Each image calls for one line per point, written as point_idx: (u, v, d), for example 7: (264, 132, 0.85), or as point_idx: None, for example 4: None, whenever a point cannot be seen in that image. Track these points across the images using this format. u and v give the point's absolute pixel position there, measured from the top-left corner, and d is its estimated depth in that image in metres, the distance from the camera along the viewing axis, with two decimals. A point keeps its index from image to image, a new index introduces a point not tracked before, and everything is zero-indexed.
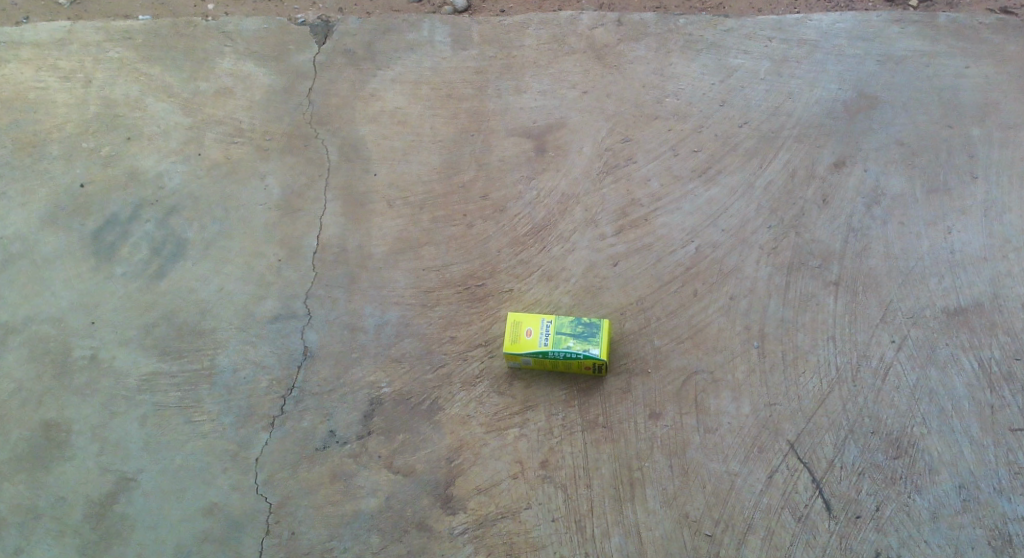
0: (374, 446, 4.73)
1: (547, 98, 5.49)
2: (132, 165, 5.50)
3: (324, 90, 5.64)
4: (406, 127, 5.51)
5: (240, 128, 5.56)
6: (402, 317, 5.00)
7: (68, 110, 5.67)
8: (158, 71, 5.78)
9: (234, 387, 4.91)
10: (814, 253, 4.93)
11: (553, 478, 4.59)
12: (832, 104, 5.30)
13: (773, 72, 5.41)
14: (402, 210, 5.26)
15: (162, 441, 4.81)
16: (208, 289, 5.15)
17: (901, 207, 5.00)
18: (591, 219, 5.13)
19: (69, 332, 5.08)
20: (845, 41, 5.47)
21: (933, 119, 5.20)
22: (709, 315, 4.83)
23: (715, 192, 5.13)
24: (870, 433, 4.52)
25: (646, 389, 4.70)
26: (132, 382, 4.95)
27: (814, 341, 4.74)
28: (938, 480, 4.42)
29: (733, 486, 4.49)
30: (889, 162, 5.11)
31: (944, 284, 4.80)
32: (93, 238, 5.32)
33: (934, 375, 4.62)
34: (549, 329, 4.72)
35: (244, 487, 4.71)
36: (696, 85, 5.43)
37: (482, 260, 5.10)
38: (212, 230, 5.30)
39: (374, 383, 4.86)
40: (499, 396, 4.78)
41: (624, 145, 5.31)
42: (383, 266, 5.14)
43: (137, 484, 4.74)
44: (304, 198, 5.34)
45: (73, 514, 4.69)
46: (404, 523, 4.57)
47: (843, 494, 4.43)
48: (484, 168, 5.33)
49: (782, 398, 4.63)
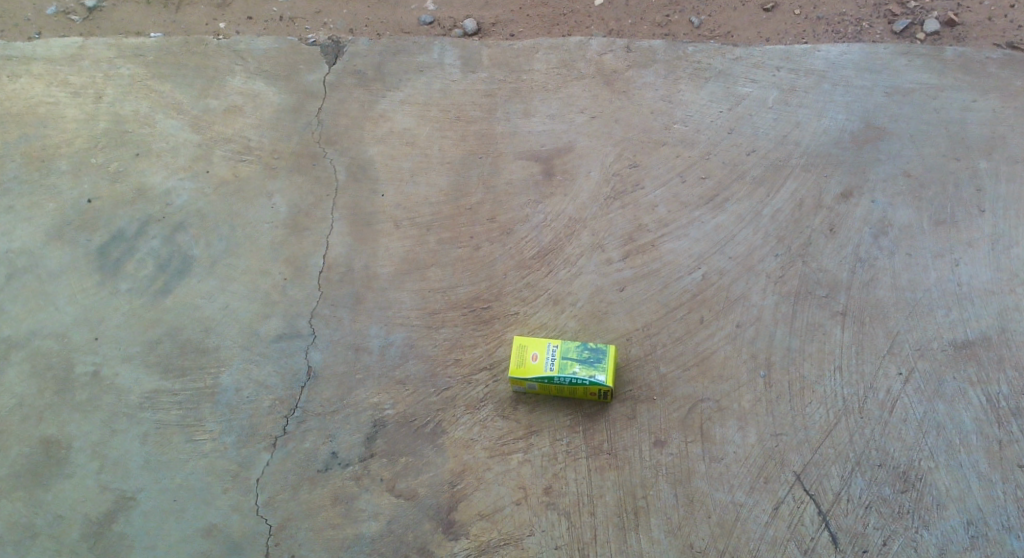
0: (376, 469, 4.69)
1: (555, 122, 5.50)
2: (140, 182, 5.48)
3: (334, 109, 5.65)
4: (415, 148, 5.51)
5: (249, 146, 5.56)
6: (407, 339, 4.98)
7: (77, 126, 5.67)
8: (168, 88, 5.79)
9: (237, 406, 4.88)
10: (821, 282, 4.93)
11: (556, 505, 4.55)
12: (840, 134, 5.31)
13: (781, 101, 5.44)
14: (409, 231, 5.26)
15: (162, 460, 4.77)
16: (212, 307, 5.13)
17: (908, 238, 5.01)
18: (598, 244, 5.13)
19: (72, 348, 5.05)
20: (853, 72, 5.50)
21: (941, 151, 5.22)
22: (716, 343, 4.82)
23: (723, 220, 5.13)
24: (877, 465, 4.50)
25: (650, 416, 4.69)
26: (133, 400, 4.91)
27: (820, 371, 4.73)
28: (946, 516, 4.38)
29: (739, 516, 4.45)
30: (896, 194, 5.12)
31: (952, 317, 4.80)
32: (99, 253, 5.30)
33: (942, 409, 4.60)
34: (555, 354, 4.71)
35: (244, 508, 4.65)
36: (704, 112, 5.44)
37: (488, 283, 5.09)
38: (218, 247, 5.28)
39: (377, 405, 4.84)
40: (503, 420, 4.75)
41: (632, 170, 5.31)
42: (389, 287, 5.12)
43: (135, 503, 4.69)
44: (311, 217, 5.33)
45: (69, 533, 4.64)
46: (405, 548, 4.52)
47: (850, 527, 4.39)
48: (492, 190, 5.33)
49: (789, 428, 4.61)
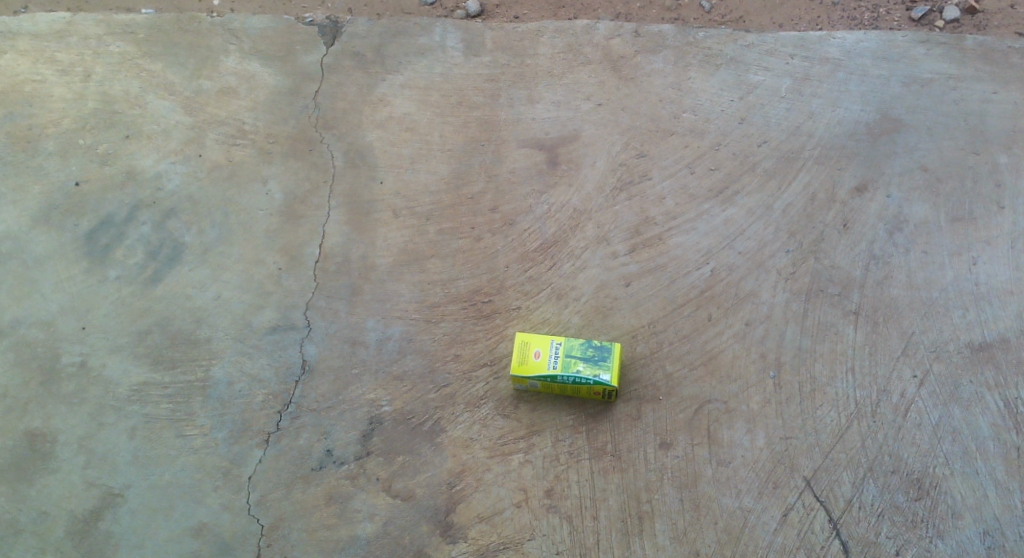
0: (373, 468, 4.55)
1: (560, 109, 5.31)
2: (129, 165, 5.29)
3: (332, 92, 5.45)
4: (414, 134, 5.32)
5: (243, 129, 5.37)
6: (405, 333, 4.81)
7: (64, 105, 5.46)
8: (159, 67, 5.58)
9: (229, 400, 4.72)
10: (834, 280, 4.77)
11: (558, 509, 4.41)
12: (855, 125, 5.13)
13: (795, 91, 5.24)
14: (408, 221, 5.08)
15: (150, 455, 4.62)
16: (204, 297, 4.95)
17: (924, 235, 4.84)
18: (603, 237, 4.96)
19: (58, 338, 4.88)
20: (870, 61, 5.31)
21: (960, 144, 5.04)
22: (724, 341, 4.67)
23: (733, 213, 4.96)
24: (890, 472, 4.36)
25: (656, 416, 4.54)
26: (121, 392, 4.75)
27: (832, 372, 4.57)
28: (961, 525, 4.26)
29: (746, 523, 4.33)
30: (913, 188, 4.95)
31: (969, 318, 4.65)
32: (86, 239, 5.12)
33: (958, 413, 4.45)
34: (558, 352, 4.54)
35: (235, 507, 4.51)
36: (714, 101, 5.26)
37: (489, 276, 4.92)
38: (210, 234, 5.10)
39: (374, 401, 4.68)
40: (503, 418, 4.60)
41: (639, 160, 5.13)
42: (387, 278, 4.95)
43: (123, 500, 4.54)
44: (307, 204, 5.15)
45: (54, 530, 4.49)
46: (402, 551, 4.40)
47: (861, 535, 4.27)
48: (494, 179, 5.15)
49: (799, 431, 4.47)
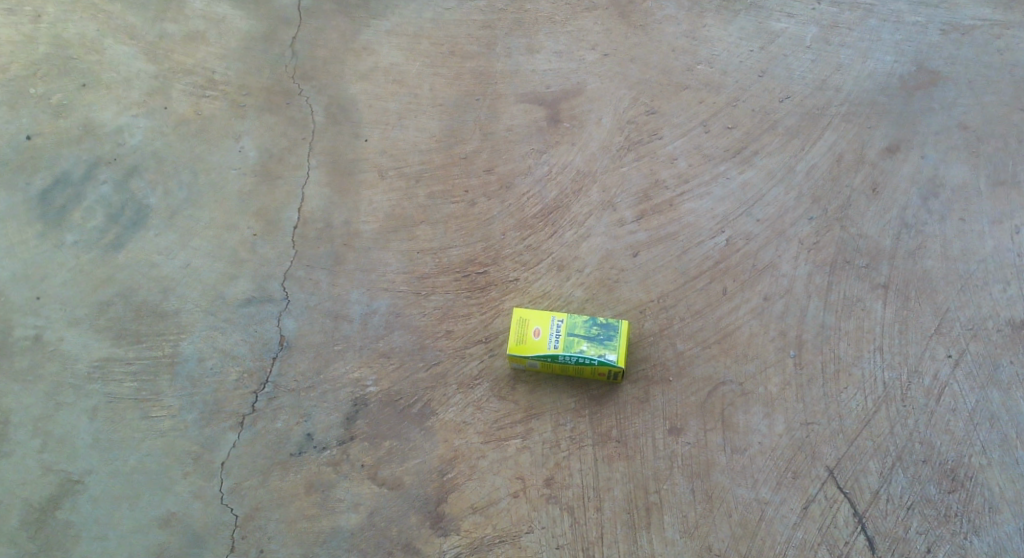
0: (356, 454, 4.18)
1: (562, 60, 4.84)
2: (87, 118, 4.82)
3: (311, 39, 4.96)
4: (402, 86, 4.85)
5: (213, 80, 4.89)
6: (392, 306, 4.41)
7: (14, 50, 4.97)
8: (118, 8, 5.05)
9: (199, 379, 4.33)
10: (861, 250, 4.36)
11: (558, 499, 4.06)
12: (886, 79, 4.68)
13: (820, 40, 4.78)
14: (395, 183, 4.64)
15: (113, 438, 4.24)
16: (171, 265, 4.53)
17: (962, 201, 4.42)
18: (609, 202, 4.53)
19: (10, 308, 4.46)
20: (905, 6, 4.83)
21: (1002, 100, 4.60)
22: (740, 317, 4.28)
23: (751, 176, 4.53)
24: (921, 461, 4.01)
25: (666, 399, 4.16)
26: (81, 369, 4.35)
27: (858, 351, 4.19)
28: (999, 520, 3.91)
29: (763, 516, 3.98)
30: (950, 149, 4.52)
31: (1009, 292, 4.25)
32: (41, 200, 4.67)
33: (996, 398, 4.08)
34: (560, 329, 4.14)
35: (207, 496, 4.15)
36: (732, 51, 4.79)
37: (484, 244, 4.50)
38: (178, 196, 4.66)
39: (358, 381, 4.29)
40: (499, 401, 4.22)
41: (649, 117, 4.68)
42: (372, 246, 4.53)
43: (83, 487, 4.17)
44: (284, 164, 4.70)
45: (8, 520, 4.13)
46: (388, 545, 4.04)
47: (889, 531, 3.93)
48: (489, 137, 4.71)
49: (821, 416, 4.10)
